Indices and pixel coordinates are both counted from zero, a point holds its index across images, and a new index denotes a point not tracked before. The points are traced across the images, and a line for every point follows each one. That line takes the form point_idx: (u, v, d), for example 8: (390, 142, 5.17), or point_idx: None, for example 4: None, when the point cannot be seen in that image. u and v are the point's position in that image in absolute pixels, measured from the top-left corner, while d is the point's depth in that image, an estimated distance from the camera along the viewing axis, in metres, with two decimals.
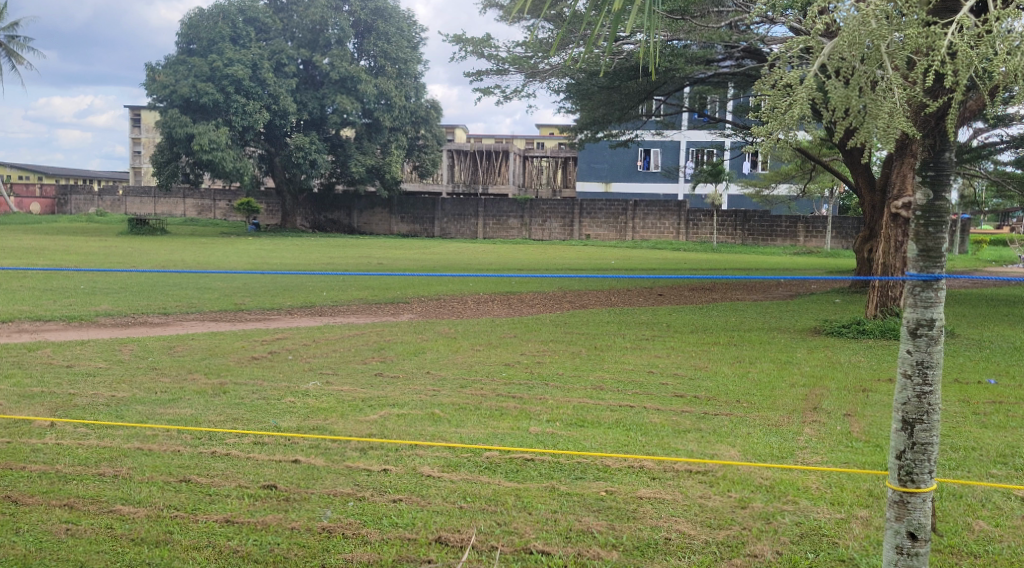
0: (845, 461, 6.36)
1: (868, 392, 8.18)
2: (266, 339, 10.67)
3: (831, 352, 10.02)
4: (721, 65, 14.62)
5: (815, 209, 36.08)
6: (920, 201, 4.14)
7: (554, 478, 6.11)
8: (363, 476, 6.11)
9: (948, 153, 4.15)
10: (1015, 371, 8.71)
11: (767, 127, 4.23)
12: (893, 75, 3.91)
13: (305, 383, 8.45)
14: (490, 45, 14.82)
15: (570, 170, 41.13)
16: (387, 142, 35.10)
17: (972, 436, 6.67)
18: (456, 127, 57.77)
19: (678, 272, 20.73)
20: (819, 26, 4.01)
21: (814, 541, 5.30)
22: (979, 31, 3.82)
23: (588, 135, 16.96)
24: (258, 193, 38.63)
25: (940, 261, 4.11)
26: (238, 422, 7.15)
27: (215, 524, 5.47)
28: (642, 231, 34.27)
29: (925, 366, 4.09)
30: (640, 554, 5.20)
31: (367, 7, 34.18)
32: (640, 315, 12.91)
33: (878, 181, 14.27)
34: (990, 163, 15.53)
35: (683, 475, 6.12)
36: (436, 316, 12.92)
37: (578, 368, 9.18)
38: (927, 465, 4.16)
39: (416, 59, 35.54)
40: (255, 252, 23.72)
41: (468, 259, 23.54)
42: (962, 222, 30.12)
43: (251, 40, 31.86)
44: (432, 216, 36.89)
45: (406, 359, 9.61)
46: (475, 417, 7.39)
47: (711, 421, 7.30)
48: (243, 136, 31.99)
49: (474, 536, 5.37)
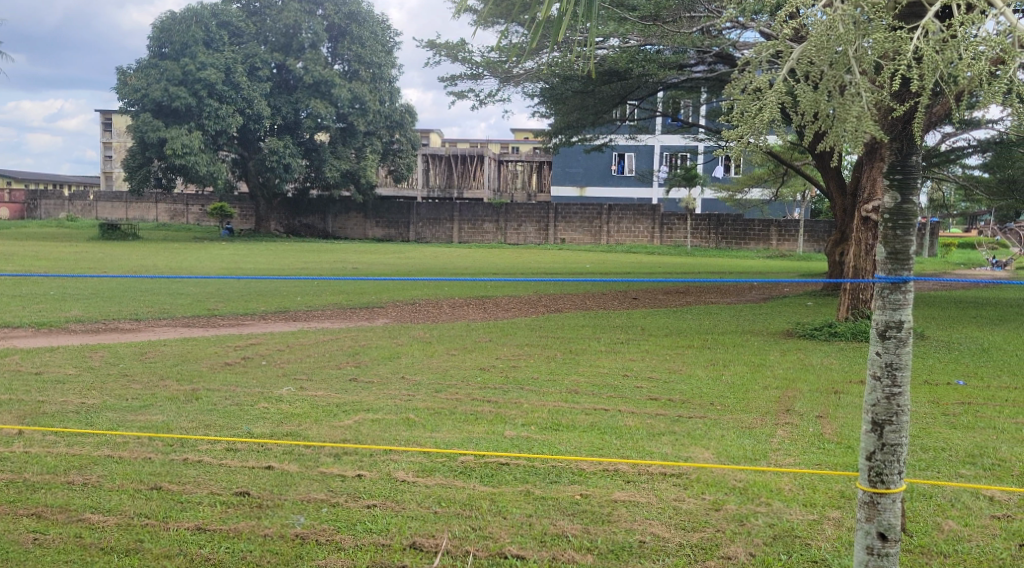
0: (817, 462, 6.42)
1: (840, 393, 8.28)
2: (239, 344, 10.59)
3: (803, 354, 10.10)
4: (694, 70, 14.73)
5: (788, 213, 36.39)
6: (887, 205, 4.18)
7: (529, 482, 6.11)
8: (337, 482, 6.09)
9: (915, 157, 4.19)
10: (983, 371, 8.83)
11: (738, 131, 4.26)
12: (860, 80, 3.95)
13: (279, 388, 8.42)
14: (464, 49, 14.83)
15: (544, 174, 41.21)
16: (362, 146, 35.03)
17: (942, 437, 6.76)
18: (430, 131, 57.78)
19: (652, 275, 20.83)
20: (787, 31, 4.04)
21: (786, 543, 5.33)
22: (945, 36, 3.86)
23: (562, 139, 17.01)
24: (232, 197, 38.40)
25: (907, 264, 4.14)
26: (210, 428, 7.09)
27: (186, 531, 5.43)
28: (617, 235, 34.48)
29: (894, 368, 4.14)
30: (614, 558, 5.21)
31: (342, 11, 34.06)
32: (615, 319, 12.94)
33: (849, 185, 14.39)
34: (957, 167, 15.72)
35: (657, 477, 6.15)
36: (411, 320, 12.90)
37: (554, 372, 9.18)
38: (897, 465, 4.19)
39: (390, 64, 35.51)
40: (229, 258, 23.58)
41: (442, 264, 23.52)
42: (932, 225, 30.51)
43: (224, 44, 31.70)
44: (407, 220, 36.84)
45: (381, 363, 9.60)
46: (450, 421, 7.39)
47: (685, 424, 7.33)
48: (217, 141, 31.82)
49: (448, 541, 5.37)
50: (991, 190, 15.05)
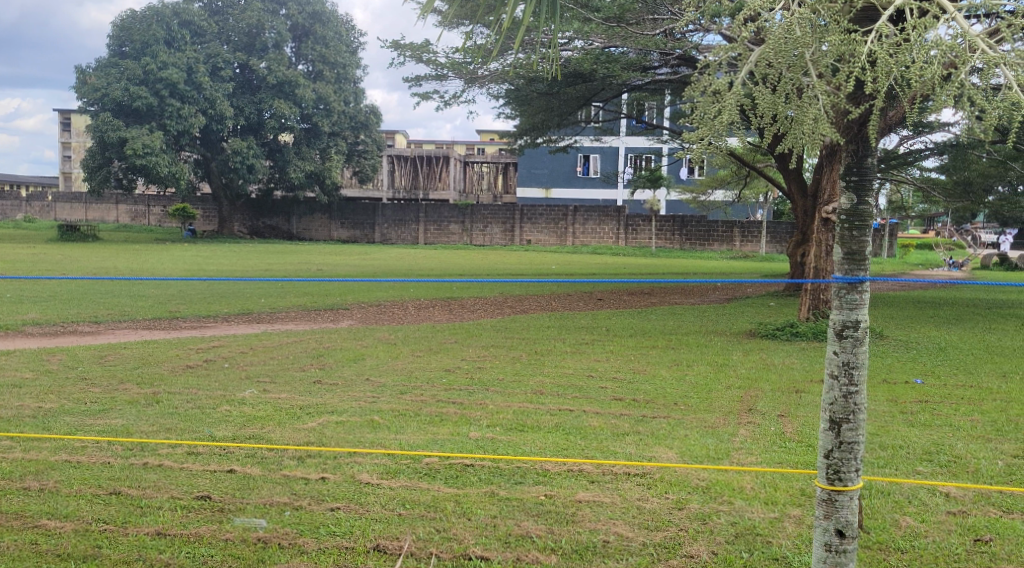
0: (778, 460, 6.48)
1: (801, 393, 8.37)
2: (201, 347, 10.51)
3: (765, 354, 10.21)
4: (657, 72, 14.82)
5: (750, 214, 36.74)
6: (845, 206, 4.23)
7: (494, 483, 6.12)
8: (300, 485, 6.06)
9: (870, 158, 4.25)
10: (940, 370, 8.95)
11: (698, 133, 4.29)
12: (818, 82, 3.99)
13: (241, 390, 8.36)
14: (429, 50, 14.81)
15: (510, 175, 41.28)
16: (326, 147, 34.79)
17: (900, 435, 6.84)
18: (396, 131, 57.71)
19: (615, 276, 20.94)
20: (745, 34, 4.08)
21: (748, 541, 5.38)
22: (899, 39, 3.92)
23: (527, 141, 17.07)
24: (194, 198, 37.99)
25: (864, 264, 4.20)
26: (171, 432, 7.03)
27: (146, 537, 5.38)
28: (582, 236, 34.61)
29: (851, 366, 4.20)
30: (578, 558, 5.24)
31: (305, 11, 33.90)
32: (580, 320, 12.98)
33: (810, 187, 14.56)
34: (915, 169, 15.92)
35: (622, 477, 6.19)
36: (376, 322, 12.86)
37: (518, 373, 9.21)
38: (854, 463, 4.25)
39: (354, 64, 35.38)
40: (192, 259, 23.36)
41: (409, 265, 23.51)
42: (891, 226, 30.96)
43: (186, 44, 31.40)
44: (372, 221, 36.65)
45: (346, 365, 9.55)
46: (415, 423, 7.36)
47: (649, 424, 7.38)
48: (179, 141, 31.48)
49: (413, 543, 5.36)
50: (947, 192, 15.26)
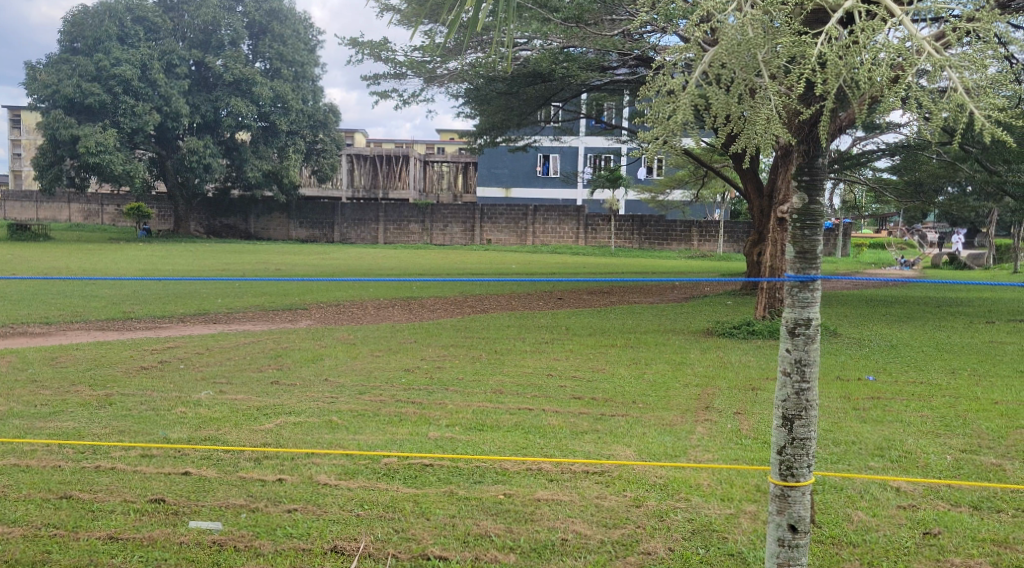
0: (735, 457, 6.56)
1: (757, 390, 8.45)
2: (156, 348, 10.41)
3: (722, 352, 10.31)
4: (616, 73, 14.87)
5: (708, 214, 37.06)
6: (796, 205, 4.29)
7: (453, 483, 6.11)
8: (256, 486, 6.01)
9: (821, 158, 4.30)
10: (892, 367, 9.10)
11: (653, 132, 4.32)
12: (769, 84, 4.05)
13: (197, 392, 8.26)
14: (388, 48, 14.75)
15: (470, 175, 41.23)
16: (284, 146, 34.37)
17: (852, 431, 6.94)
18: (355, 131, 57.45)
19: (572, 275, 21.03)
20: (698, 35, 4.12)
21: (704, 537, 5.43)
22: (847, 42, 3.99)
23: (486, 141, 17.07)
24: (148, 197, 37.37)
25: (815, 262, 4.27)
26: (125, 434, 6.94)
27: (97, 541, 5.31)
28: (542, 236, 34.73)
29: (803, 364, 4.25)
30: (537, 556, 5.26)
31: (262, 9, 33.72)
32: (539, 319, 12.98)
33: (766, 187, 14.74)
34: (868, 170, 16.15)
35: (580, 476, 6.20)
36: (335, 322, 12.77)
37: (478, 372, 9.21)
38: (806, 459, 4.31)
39: (313, 62, 35.05)
40: (148, 259, 23.03)
41: (368, 264, 23.39)
42: (845, 226, 31.36)
43: (140, 40, 30.98)
44: (331, 221, 36.33)
45: (304, 366, 9.49)
46: (374, 423, 7.34)
47: (608, 422, 7.43)
48: (133, 139, 31.04)
49: (370, 544, 5.34)
50: (899, 192, 15.51)
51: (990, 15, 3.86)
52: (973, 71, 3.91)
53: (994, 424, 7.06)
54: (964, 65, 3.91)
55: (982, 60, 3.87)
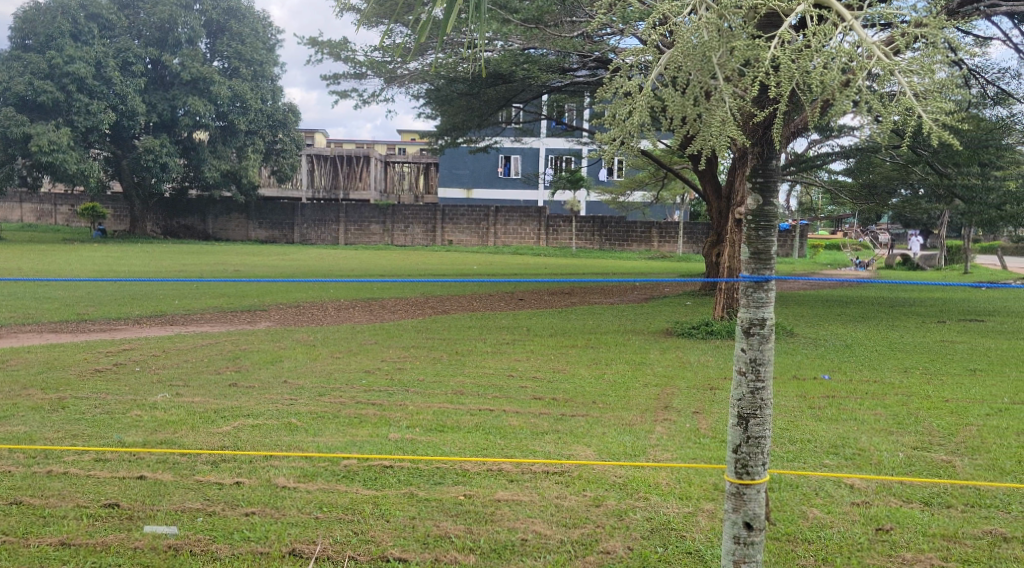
0: (693, 456, 6.61)
1: (716, 389, 8.54)
2: (111, 350, 10.26)
3: (682, 352, 10.40)
4: (576, 74, 14.91)
5: (667, 216, 37.36)
6: (751, 206, 4.34)
7: (413, 484, 6.10)
8: (214, 490, 5.95)
9: (775, 160, 4.36)
10: (847, 366, 9.24)
11: (610, 133, 4.36)
12: (724, 86, 4.10)
13: (153, 395, 8.16)
14: (347, 48, 14.68)
15: (431, 176, 41.24)
16: (242, 146, 34.07)
17: (809, 429, 7.03)
18: (315, 131, 57.16)
19: (532, 276, 21.12)
20: (655, 37, 4.16)
21: (663, 536, 5.48)
22: (800, 45, 4.06)
23: (446, 142, 17.05)
24: (104, 197, 36.77)
25: (769, 263, 4.33)
26: (78, 438, 6.84)
27: (48, 547, 5.24)
28: (503, 236, 34.81)
29: (758, 363, 4.31)
30: (497, 557, 5.28)
31: (219, 7, 33.36)
32: (501, 320, 13.01)
33: (724, 188, 14.87)
34: (824, 172, 16.13)
35: (540, 476, 6.22)
36: (295, 323, 12.70)
37: (439, 373, 9.20)
38: (761, 457, 4.36)
39: (272, 62, 34.73)
40: (102, 259, 22.80)
41: (328, 265, 23.27)
42: (802, 227, 31.79)
43: (94, 37, 30.47)
44: (291, 222, 36.04)
45: (263, 367, 9.42)
46: (333, 425, 7.31)
47: (568, 422, 7.46)
48: (87, 138, 30.54)
49: (328, 546, 5.32)
50: (854, 195, 15.47)
51: (940, 21, 3.95)
52: (921, 75, 3.99)
53: (945, 421, 7.19)
54: (913, 69, 4.00)
55: (930, 64, 3.97)
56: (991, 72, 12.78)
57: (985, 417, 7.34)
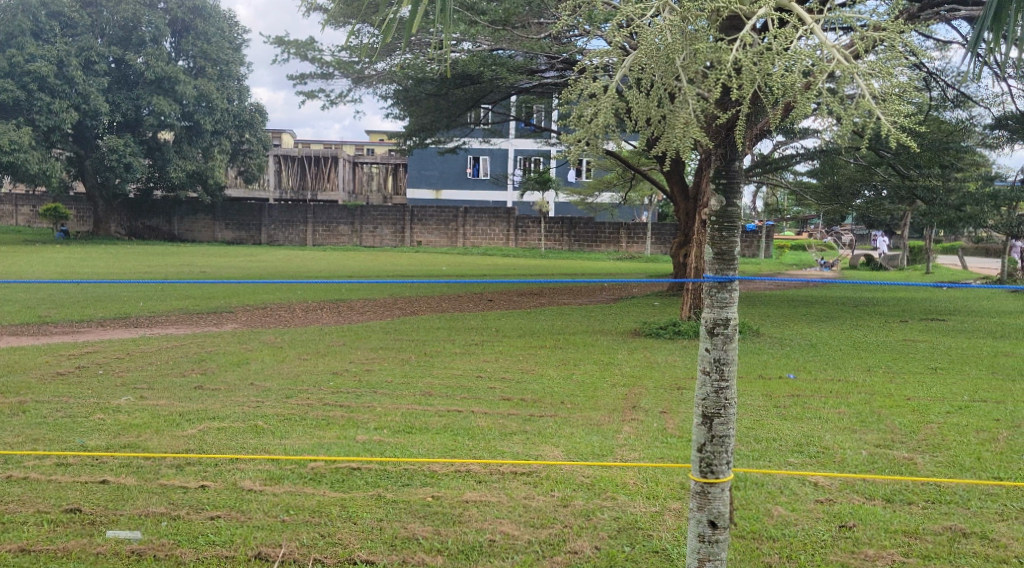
0: (660, 455, 6.65)
1: (683, 389, 8.59)
2: (74, 352, 10.15)
3: (649, 352, 10.45)
4: (544, 75, 14.93)
5: (636, 217, 37.53)
6: (714, 207, 4.38)
7: (380, 486, 6.07)
8: (178, 494, 5.90)
9: (738, 162, 4.40)
10: (811, 365, 9.34)
11: (575, 135, 4.37)
12: (688, 88, 4.13)
13: (117, 398, 8.08)
14: (314, 47, 14.62)
15: (400, 176, 41.18)
16: (209, 146, 33.82)
17: (774, 428, 7.09)
18: (283, 132, 56.79)
19: (502, 278, 21.16)
20: (619, 39, 4.18)
21: (630, 535, 5.50)
22: (761, 48, 4.10)
23: (414, 142, 17.01)
24: (66, 198, 36.26)
25: (733, 264, 4.37)
26: (40, 442, 6.76)
27: (8, 554, 5.18)
28: (472, 237, 34.80)
29: (722, 363, 4.34)
30: (464, 558, 5.28)
31: (185, 6, 32.79)
32: (470, 321, 13.00)
33: (691, 189, 14.94)
34: (789, 174, 16.26)
35: (508, 476, 6.23)
36: (262, 325, 12.62)
37: (408, 374, 9.18)
38: (725, 456, 4.40)
39: (238, 61, 34.49)
40: (64, 261, 22.53)
41: (296, 267, 23.20)
42: (768, 228, 32.04)
43: (55, 36, 30.00)
44: (258, 222, 35.80)
45: (229, 370, 9.34)
46: (300, 427, 7.26)
47: (537, 422, 7.47)
48: (49, 138, 30.13)
49: (294, 549, 5.30)
50: (819, 197, 15.60)
51: (898, 26, 4.00)
52: (881, 78, 4.04)
53: (906, 419, 7.29)
54: (872, 73, 4.05)
55: (891, 68, 4.01)
56: (950, 75, 12.90)
57: (945, 414, 7.43)
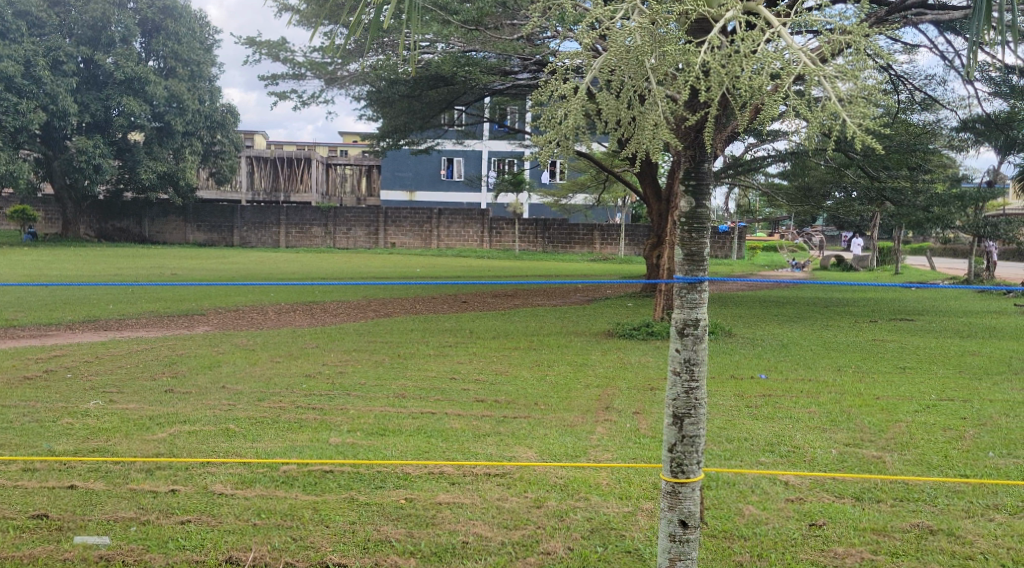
0: (633, 456, 6.67)
1: (656, 390, 8.61)
2: (42, 356, 10.03)
3: (622, 353, 10.49)
4: (517, 76, 14.91)
5: (610, 218, 37.63)
6: (683, 209, 4.42)
7: (353, 489, 6.05)
8: (148, 499, 5.84)
9: (706, 164, 4.42)
10: (783, 365, 9.40)
11: (546, 135, 4.38)
12: (657, 90, 4.15)
13: (86, 402, 7.99)
14: (286, 48, 14.54)
15: (373, 178, 41.07)
16: (179, 147, 33.58)
17: (745, 428, 7.13)
18: (255, 133, 56.43)
19: (476, 280, 21.12)
20: (588, 41, 4.19)
21: (603, 536, 5.51)
22: (729, 50, 4.14)
23: (388, 143, 16.96)
24: (34, 199, 35.80)
25: (703, 265, 4.39)
26: (7, 447, 6.68)
27: None
28: (445, 238, 34.76)
29: (692, 364, 4.37)
30: (436, 560, 5.27)
31: (155, 5, 32.56)
32: (444, 322, 12.99)
33: (664, 190, 15.00)
34: (760, 176, 16.33)
35: (481, 478, 6.23)
36: (234, 327, 12.53)
37: (381, 376, 9.14)
38: (695, 456, 4.42)
39: (209, 62, 34.32)
40: (33, 263, 22.24)
41: (269, 268, 23.08)
42: (740, 229, 32.22)
43: (22, 36, 29.33)
44: (230, 224, 35.59)
45: (200, 373, 9.27)
46: (272, 430, 7.22)
47: (510, 424, 7.47)
48: (16, 139, 29.69)
49: (264, 553, 5.27)
50: (790, 198, 15.67)
51: (863, 28, 4.03)
52: (846, 80, 4.07)
53: (875, 418, 7.36)
54: (838, 75, 4.08)
55: (856, 71, 4.04)
56: (918, 78, 12.97)
57: (914, 413, 7.51)
